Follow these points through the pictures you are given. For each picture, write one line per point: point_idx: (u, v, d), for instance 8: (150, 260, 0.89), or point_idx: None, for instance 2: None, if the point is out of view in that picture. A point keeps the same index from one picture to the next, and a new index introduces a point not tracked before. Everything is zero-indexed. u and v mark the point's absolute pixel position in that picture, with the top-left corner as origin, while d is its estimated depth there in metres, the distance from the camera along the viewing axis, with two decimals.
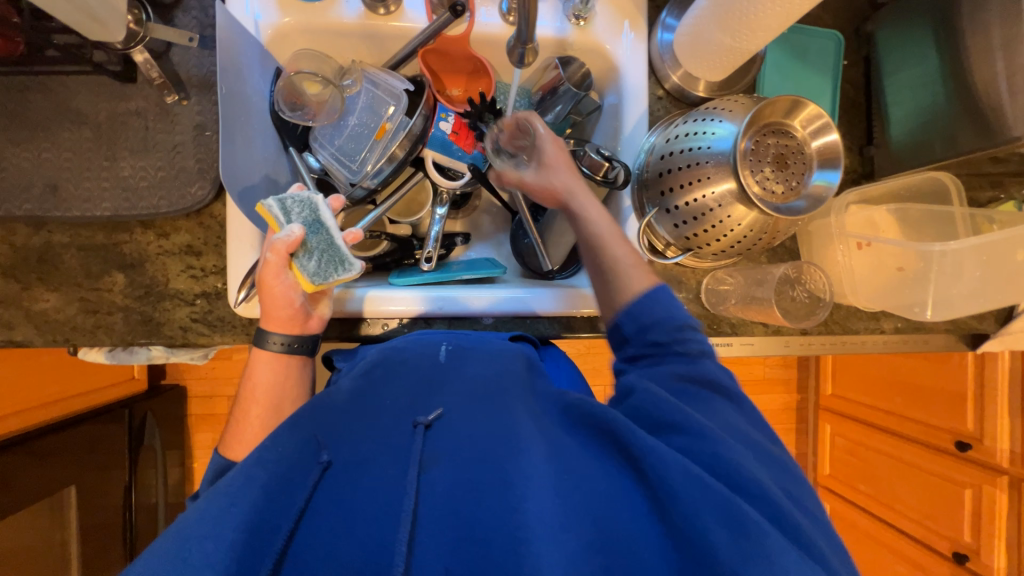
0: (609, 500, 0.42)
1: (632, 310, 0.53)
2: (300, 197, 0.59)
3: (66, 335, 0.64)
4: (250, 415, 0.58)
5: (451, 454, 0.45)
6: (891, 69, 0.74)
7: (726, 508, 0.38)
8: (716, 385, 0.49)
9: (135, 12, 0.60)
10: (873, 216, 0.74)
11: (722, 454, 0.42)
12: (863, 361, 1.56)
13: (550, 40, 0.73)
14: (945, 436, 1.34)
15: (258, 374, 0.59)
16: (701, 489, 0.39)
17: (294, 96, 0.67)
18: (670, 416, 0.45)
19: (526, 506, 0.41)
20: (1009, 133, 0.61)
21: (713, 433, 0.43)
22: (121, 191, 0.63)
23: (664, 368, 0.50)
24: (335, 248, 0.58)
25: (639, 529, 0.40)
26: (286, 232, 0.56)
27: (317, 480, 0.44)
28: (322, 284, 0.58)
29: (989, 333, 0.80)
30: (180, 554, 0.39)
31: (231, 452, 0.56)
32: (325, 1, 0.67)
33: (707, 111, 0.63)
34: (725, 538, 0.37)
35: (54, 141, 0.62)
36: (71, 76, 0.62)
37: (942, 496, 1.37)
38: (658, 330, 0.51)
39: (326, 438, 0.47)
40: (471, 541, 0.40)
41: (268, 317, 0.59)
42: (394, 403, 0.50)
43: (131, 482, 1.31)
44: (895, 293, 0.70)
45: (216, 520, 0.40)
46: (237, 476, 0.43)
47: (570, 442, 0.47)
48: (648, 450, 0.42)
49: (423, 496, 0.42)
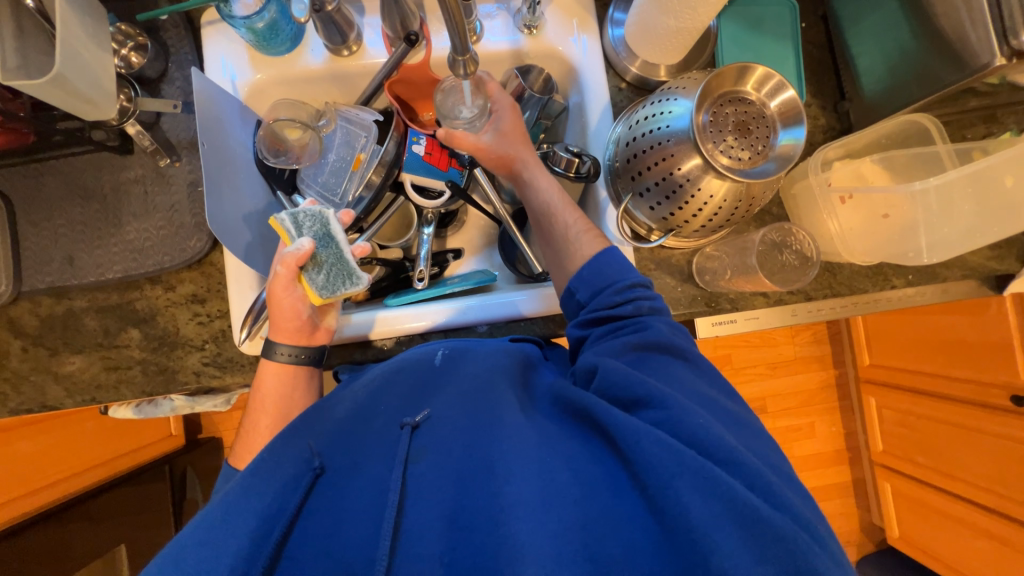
0: (586, 478, 0.45)
1: (584, 277, 0.58)
2: (312, 212, 0.62)
3: (92, 393, 0.68)
4: (259, 425, 0.62)
5: (435, 450, 0.49)
6: (850, 22, 0.73)
7: (695, 471, 0.40)
8: (669, 348, 0.52)
9: (126, 91, 0.66)
10: (859, 169, 0.73)
11: (685, 421, 0.44)
12: (896, 325, 1.48)
13: (506, 52, 0.76)
14: (999, 392, 1.26)
15: (267, 385, 0.63)
16: (660, 447, 0.42)
17: (276, 143, 0.72)
18: (635, 390, 0.48)
19: (506, 489, 0.45)
20: (978, 61, 0.58)
21: (675, 402, 0.46)
22: (129, 252, 0.68)
23: (620, 341, 0.53)
24: (344, 263, 0.61)
25: (615, 503, 0.43)
26: (296, 245, 0.59)
27: (310, 484, 0.49)
28: (330, 297, 0.61)
29: (1012, 272, 0.76)
30: (186, 556, 0.44)
31: (238, 461, 0.61)
32: (293, 52, 0.73)
33: (664, 93, 0.64)
34: (693, 498, 0.39)
35: (68, 217, 0.68)
36: (76, 157, 0.68)
37: (1010, 458, 1.26)
38: (607, 295, 0.56)
39: (321, 445, 0.52)
40: (456, 526, 0.44)
41: (277, 328, 0.62)
42: (386, 409, 0.55)
43: (177, 536, 1.34)
44: (892, 241, 0.68)
45: (218, 532, 0.45)
46: (237, 484, 0.48)
47: (547, 428, 0.51)
48: (619, 426, 0.44)
49: (409, 487, 0.47)
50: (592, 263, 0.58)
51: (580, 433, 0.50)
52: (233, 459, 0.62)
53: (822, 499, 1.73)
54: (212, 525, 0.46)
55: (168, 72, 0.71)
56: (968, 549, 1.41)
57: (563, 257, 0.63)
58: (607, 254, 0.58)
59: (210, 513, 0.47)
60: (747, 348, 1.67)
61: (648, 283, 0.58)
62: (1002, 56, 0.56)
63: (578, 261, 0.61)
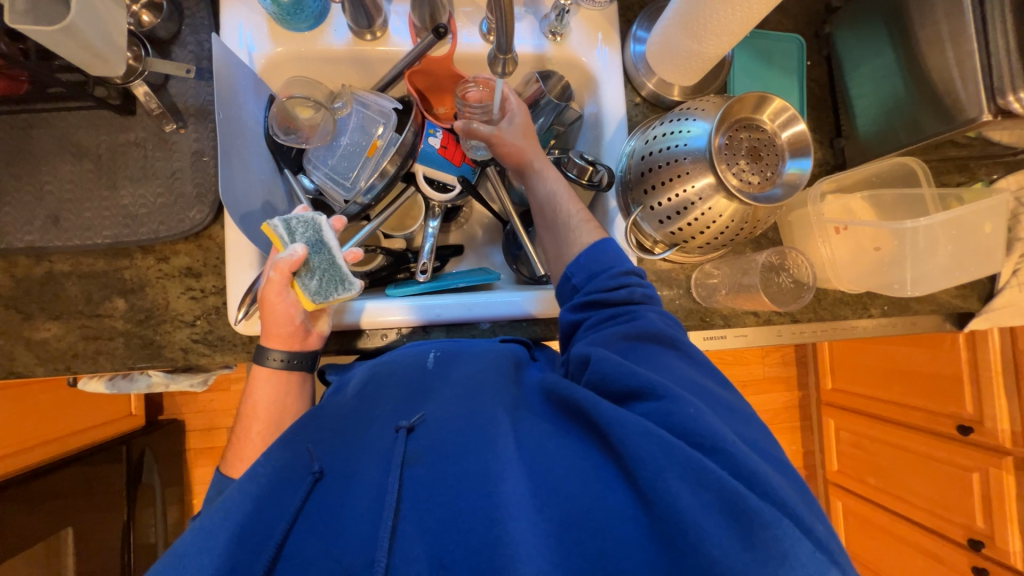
0: (577, 473, 0.46)
1: (582, 263, 0.60)
2: (304, 218, 0.61)
3: (66, 363, 0.64)
4: (251, 433, 0.60)
5: (431, 451, 0.49)
6: (851, 65, 0.78)
7: (683, 462, 0.42)
8: (659, 337, 0.54)
9: (135, 49, 0.63)
10: (848, 204, 0.78)
11: (676, 411, 0.46)
12: (859, 354, 1.57)
13: (529, 56, 0.77)
14: (947, 422, 1.36)
15: (259, 392, 0.61)
16: (650, 441, 0.43)
17: (287, 120, 0.70)
18: (628, 380, 0.49)
19: (500, 487, 0.45)
20: (966, 115, 0.63)
21: (667, 391, 0.47)
22: (121, 217, 0.65)
23: (611, 330, 0.55)
24: (337, 268, 0.60)
25: (605, 496, 0.44)
26: (289, 251, 0.58)
27: (310, 488, 0.48)
28: (322, 302, 0.59)
29: (973, 311, 0.82)
30: (187, 558, 0.43)
31: (231, 469, 0.59)
32: (314, 30, 0.71)
33: (681, 112, 0.66)
34: (682, 488, 0.41)
35: (56, 174, 0.64)
36: (72, 112, 0.64)
37: (952, 483, 1.36)
38: (604, 278, 0.58)
39: (319, 450, 0.51)
40: (453, 525, 0.44)
41: (268, 334, 0.61)
42: (382, 412, 0.55)
43: (129, 522, 1.27)
44: (876, 272, 0.73)
45: (216, 534, 0.44)
46: (236, 489, 0.47)
47: (540, 425, 0.51)
48: (607, 419, 0.46)
49: (406, 490, 0.47)
50: (590, 251, 0.60)
51: (571, 430, 0.51)
52: (225, 467, 0.59)
53: None
54: (215, 529, 0.44)
55: (181, 35, 0.69)
56: (908, 567, 1.51)
57: (564, 243, 0.64)
58: (603, 243, 0.61)
59: (211, 517, 0.46)
60: (721, 365, 1.74)
61: (641, 273, 0.60)
62: (989, 112, 0.61)
63: (577, 248, 0.62)
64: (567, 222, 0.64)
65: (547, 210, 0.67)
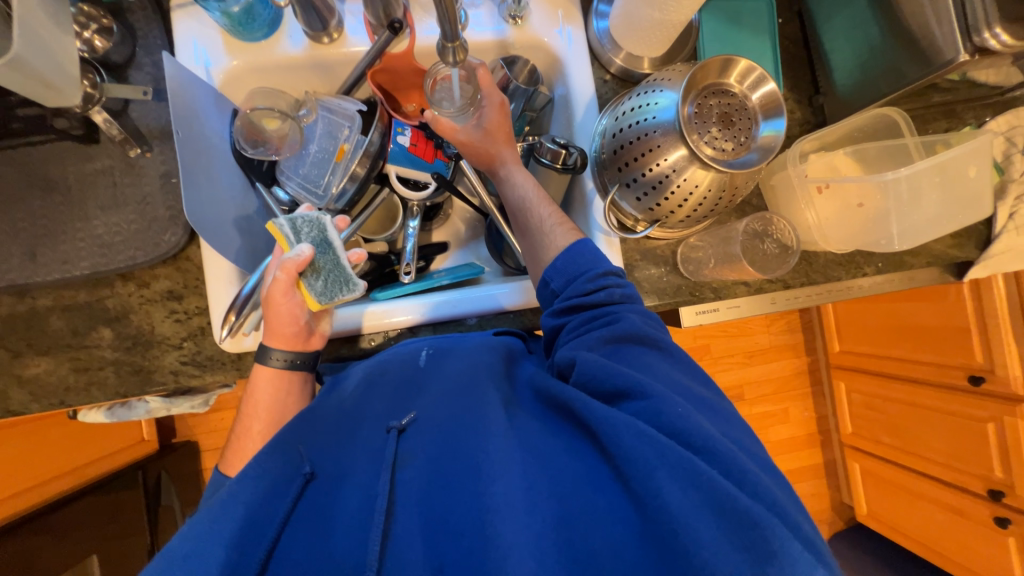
0: (569, 474, 0.46)
1: (558, 266, 0.59)
2: (309, 217, 0.62)
3: (60, 396, 0.65)
4: (252, 430, 0.60)
5: (421, 453, 0.50)
6: (824, 19, 0.76)
7: (675, 463, 0.42)
8: (641, 339, 0.54)
9: (90, 76, 0.63)
10: (834, 161, 0.75)
11: (663, 411, 0.45)
12: (865, 314, 1.55)
13: (491, 43, 0.75)
14: (958, 373, 1.34)
15: (261, 392, 0.61)
16: (642, 441, 0.43)
17: (254, 133, 0.70)
18: (613, 382, 0.49)
19: (491, 488, 0.44)
20: (944, 57, 0.61)
21: (654, 391, 0.47)
22: (96, 247, 0.64)
23: (592, 336, 0.54)
24: (342, 269, 0.60)
25: (596, 496, 0.44)
26: (295, 251, 0.58)
27: (300, 490, 0.48)
28: (328, 304, 0.59)
29: (972, 260, 0.80)
30: (176, 561, 0.43)
31: (230, 467, 0.59)
32: (269, 39, 0.70)
33: (649, 84, 0.65)
34: (672, 487, 0.41)
35: (28, 210, 0.64)
36: (35, 146, 0.64)
37: (968, 436, 1.34)
38: (581, 282, 0.57)
39: (311, 452, 0.51)
40: (444, 528, 0.44)
41: (272, 333, 0.60)
42: (375, 413, 0.56)
43: (153, 545, 1.29)
44: (863, 228, 0.71)
45: (204, 541, 0.44)
46: (225, 492, 0.47)
47: (530, 425, 0.51)
48: (597, 419, 0.46)
49: (398, 492, 0.47)
50: (566, 253, 0.60)
51: (562, 429, 0.51)
52: (225, 465, 0.60)
53: (797, 481, 1.81)
54: (201, 534, 0.44)
55: (136, 58, 0.68)
56: (931, 524, 1.50)
57: (539, 248, 0.64)
58: (580, 244, 0.60)
59: (198, 521, 0.46)
60: (725, 337, 1.72)
61: (620, 272, 0.60)
62: (966, 52, 0.59)
63: (552, 252, 0.62)
64: (539, 227, 0.65)
65: (519, 215, 0.67)
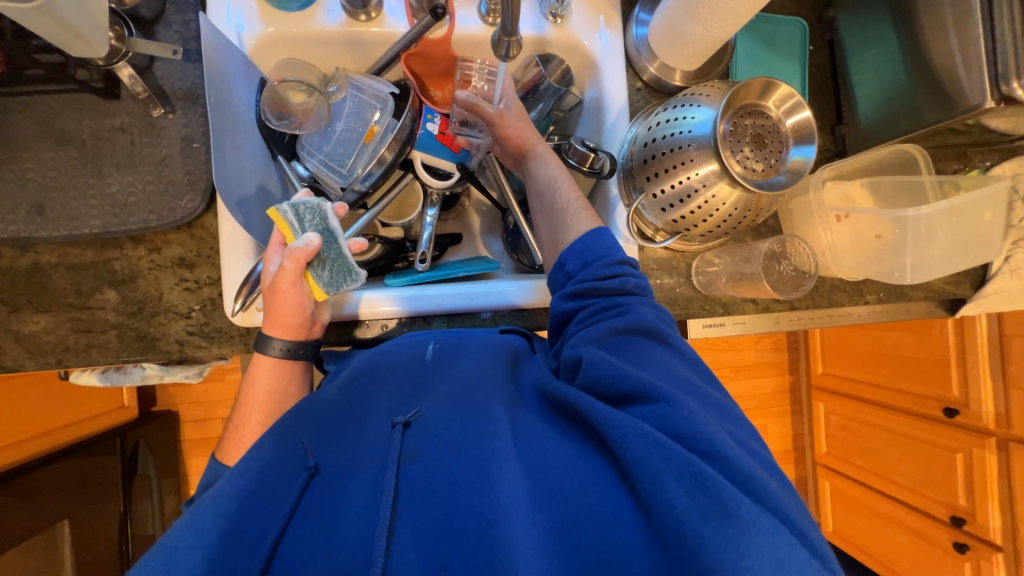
0: (575, 475, 0.46)
1: (576, 249, 0.61)
2: (311, 204, 0.60)
3: (58, 357, 0.63)
4: (249, 423, 0.59)
5: (429, 448, 0.49)
6: (854, 51, 0.78)
7: (682, 467, 0.43)
8: (651, 332, 0.55)
9: (117, 29, 0.60)
10: (849, 191, 0.78)
11: (675, 416, 0.46)
12: (851, 339, 1.60)
13: (530, 39, 0.75)
14: (934, 404, 1.40)
15: (259, 382, 0.60)
16: (648, 444, 0.44)
17: (280, 106, 0.69)
18: (625, 386, 0.50)
19: (498, 487, 0.45)
20: (969, 102, 0.63)
21: (668, 394, 0.48)
22: (109, 206, 0.62)
23: (602, 326, 0.56)
24: (344, 259, 0.60)
25: (603, 499, 0.45)
26: (303, 240, 0.57)
27: (306, 484, 0.48)
28: (334, 293, 0.61)
29: (966, 298, 0.84)
30: (176, 553, 0.42)
31: (227, 458, 0.58)
32: (305, 10, 0.68)
33: (685, 98, 0.65)
34: (678, 492, 0.42)
35: (38, 161, 0.61)
36: (52, 95, 0.61)
37: (937, 464, 1.40)
38: (597, 267, 0.59)
39: (314, 446, 0.51)
40: (450, 528, 0.44)
41: (274, 321, 0.59)
42: (378, 408, 0.55)
43: (125, 513, 1.26)
44: (873, 259, 0.74)
45: (204, 518, 0.44)
46: (226, 485, 0.46)
47: (535, 427, 0.52)
48: (603, 421, 0.47)
49: (403, 488, 0.47)
50: (585, 238, 0.61)
51: (564, 430, 0.52)
52: (219, 453, 0.59)
53: None
54: (206, 524, 0.43)
55: (165, 14, 0.66)
56: (891, 545, 1.57)
57: (560, 228, 0.65)
58: (598, 232, 0.61)
59: (199, 516, 0.44)
60: (715, 351, 1.76)
61: (634, 262, 0.61)
62: (992, 99, 0.61)
63: (573, 235, 0.63)
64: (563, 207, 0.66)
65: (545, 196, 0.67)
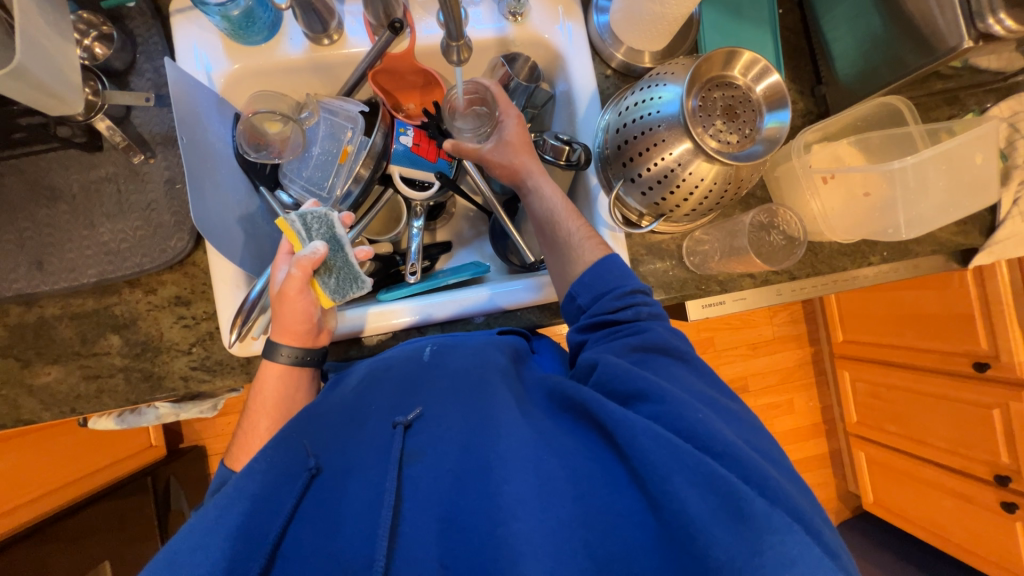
0: (585, 472, 0.46)
1: (586, 281, 0.60)
2: (318, 213, 0.62)
3: (71, 404, 0.65)
4: (258, 426, 0.60)
5: (431, 449, 0.49)
6: (825, 9, 0.75)
7: (693, 467, 0.42)
8: (666, 350, 0.55)
9: (91, 84, 0.63)
10: (837, 150, 0.76)
11: (683, 414, 0.46)
12: (867, 303, 1.55)
13: (491, 41, 0.75)
14: (963, 360, 1.34)
15: (267, 386, 0.61)
16: (660, 444, 0.43)
17: (256, 137, 0.70)
18: (634, 385, 0.49)
19: (503, 487, 0.45)
20: (947, 44, 0.60)
21: (673, 397, 0.47)
22: (103, 254, 0.64)
23: (619, 342, 0.55)
24: (351, 267, 0.61)
25: (613, 497, 0.44)
26: (311, 248, 0.59)
27: (306, 484, 0.50)
28: (341, 301, 0.62)
29: (976, 247, 0.80)
30: (179, 560, 0.43)
31: (235, 463, 0.59)
32: (269, 42, 0.70)
33: (653, 78, 0.65)
34: (691, 492, 0.41)
35: (33, 219, 0.64)
36: (40, 156, 0.64)
37: (974, 422, 1.35)
38: (608, 300, 0.58)
39: (315, 446, 0.53)
40: (455, 527, 0.44)
41: (283, 329, 0.60)
42: (380, 407, 0.55)
43: None
44: (868, 219, 0.71)
45: (210, 535, 0.44)
46: (228, 493, 0.47)
47: (543, 424, 0.52)
48: (614, 420, 0.46)
49: (406, 488, 0.47)
50: (594, 269, 0.60)
51: (574, 427, 0.51)
52: (230, 461, 0.60)
53: (804, 470, 1.82)
54: (207, 527, 0.45)
55: (137, 64, 0.68)
56: (937, 511, 1.51)
57: (566, 263, 0.64)
58: (608, 260, 0.61)
59: (203, 516, 0.46)
60: (729, 330, 1.73)
61: (647, 290, 0.60)
62: (970, 38, 0.58)
63: (580, 266, 0.63)
64: (567, 241, 0.64)
65: (548, 228, 0.66)
